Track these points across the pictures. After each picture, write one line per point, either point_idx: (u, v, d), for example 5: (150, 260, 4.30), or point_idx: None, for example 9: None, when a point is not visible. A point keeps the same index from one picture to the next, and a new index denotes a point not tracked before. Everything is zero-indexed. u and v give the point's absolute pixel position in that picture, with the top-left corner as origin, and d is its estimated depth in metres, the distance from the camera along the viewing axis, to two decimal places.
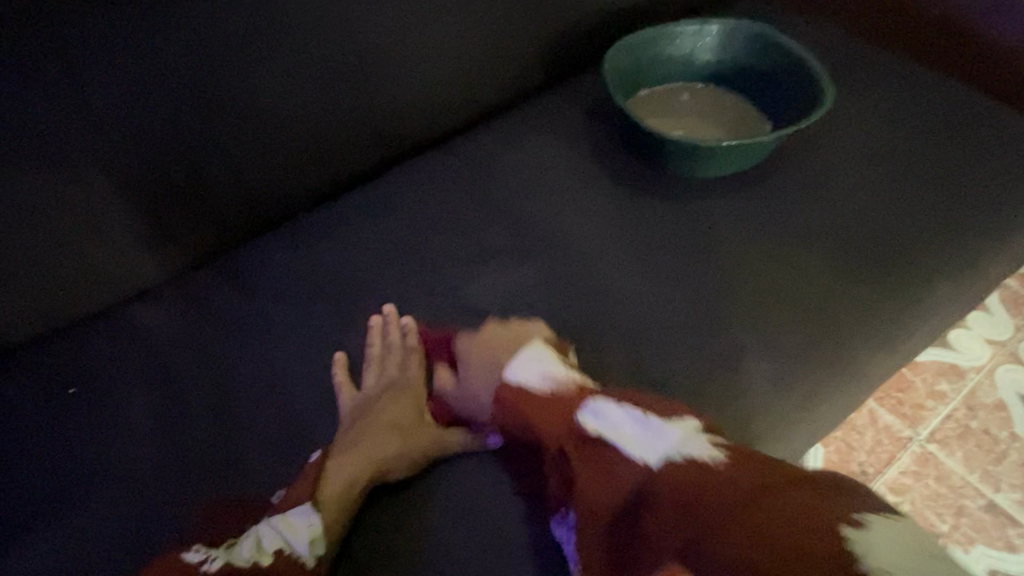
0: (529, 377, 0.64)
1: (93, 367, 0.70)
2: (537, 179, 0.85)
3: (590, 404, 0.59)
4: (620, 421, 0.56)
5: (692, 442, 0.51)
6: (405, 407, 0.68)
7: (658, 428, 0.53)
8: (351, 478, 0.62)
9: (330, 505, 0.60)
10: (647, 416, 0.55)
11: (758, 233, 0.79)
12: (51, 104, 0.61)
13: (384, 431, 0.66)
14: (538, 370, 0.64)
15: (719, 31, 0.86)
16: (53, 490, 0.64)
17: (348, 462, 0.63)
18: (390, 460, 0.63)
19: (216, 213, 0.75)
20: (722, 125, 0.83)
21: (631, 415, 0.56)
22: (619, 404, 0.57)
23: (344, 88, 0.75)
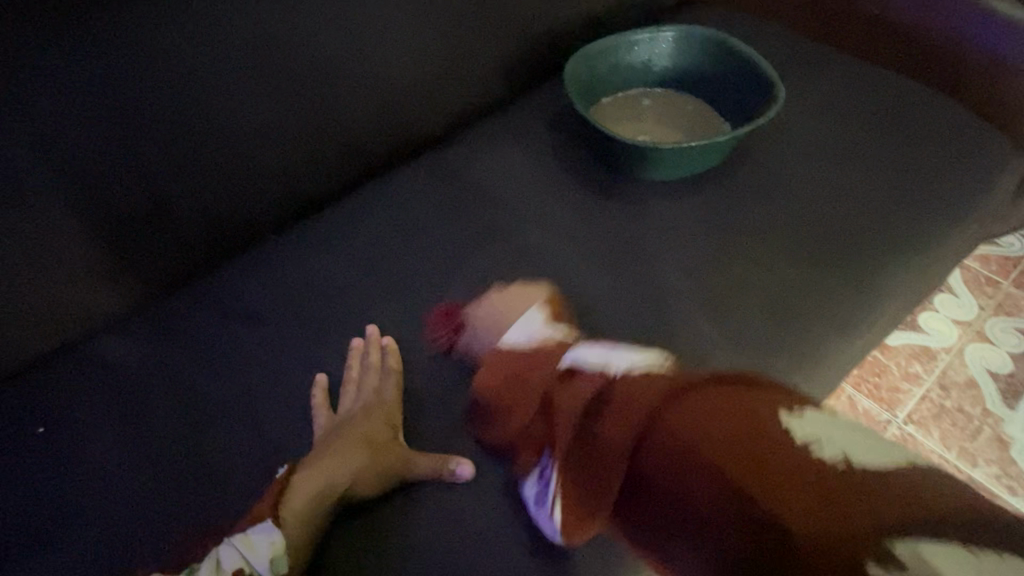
0: (516, 339, 0.70)
1: (63, 403, 0.69)
2: (506, 187, 0.86)
3: (572, 350, 0.66)
4: (601, 356, 0.64)
5: (640, 359, 0.63)
6: (378, 423, 0.66)
7: (618, 351, 0.64)
8: (314, 497, 0.60)
9: (295, 520, 0.59)
10: (614, 347, 0.65)
11: (723, 233, 0.80)
12: (5, 130, 0.60)
13: (352, 446, 0.64)
14: (523, 331, 0.70)
15: (675, 36, 0.87)
16: (21, 531, 0.62)
17: (311, 479, 0.62)
18: (358, 476, 0.62)
19: (182, 239, 0.74)
20: (681, 127, 0.85)
21: (599, 348, 0.66)
22: (594, 346, 0.66)
23: (307, 107, 0.76)
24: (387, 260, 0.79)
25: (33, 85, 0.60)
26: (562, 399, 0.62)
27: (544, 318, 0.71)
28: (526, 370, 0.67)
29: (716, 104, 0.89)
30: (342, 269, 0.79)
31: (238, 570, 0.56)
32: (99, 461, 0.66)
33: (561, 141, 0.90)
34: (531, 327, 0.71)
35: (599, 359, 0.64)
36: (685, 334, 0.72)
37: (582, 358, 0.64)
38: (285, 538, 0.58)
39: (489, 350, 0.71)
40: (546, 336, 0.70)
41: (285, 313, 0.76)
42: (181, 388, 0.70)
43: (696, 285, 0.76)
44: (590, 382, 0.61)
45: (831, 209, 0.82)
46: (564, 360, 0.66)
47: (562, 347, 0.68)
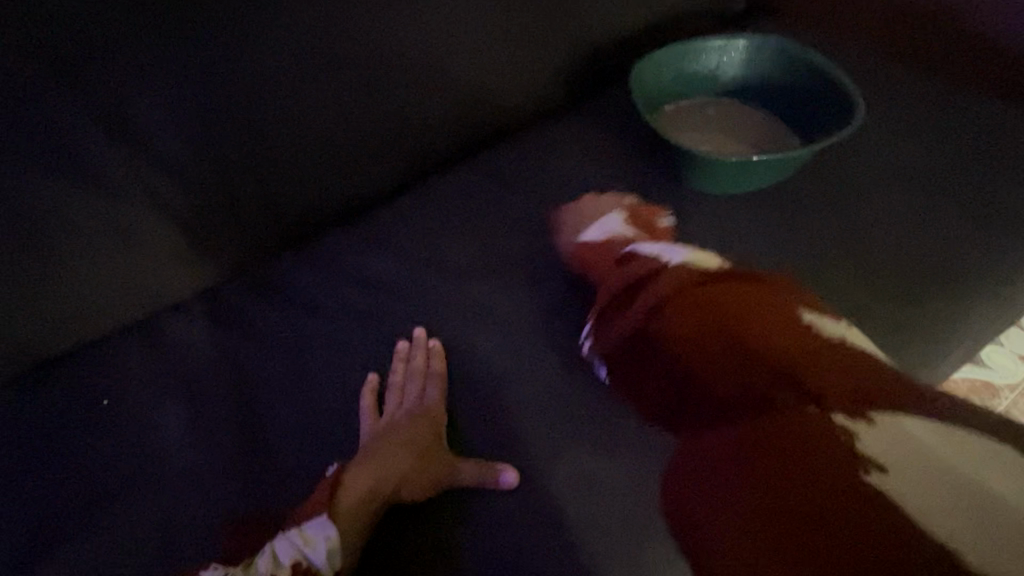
0: (592, 233, 0.77)
1: (128, 378, 0.72)
2: (563, 192, 0.85)
3: (633, 248, 0.71)
4: (658, 249, 0.68)
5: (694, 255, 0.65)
6: (426, 427, 0.66)
7: (673, 246, 0.68)
8: (365, 496, 0.61)
9: (347, 519, 0.59)
10: (673, 244, 0.68)
11: (788, 253, 0.77)
12: (95, 116, 0.64)
13: (402, 449, 0.64)
14: (600, 228, 0.77)
15: (746, 46, 0.84)
16: (85, 501, 0.64)
17: (360, 479, 0.62)
18: (407, 479, 0.62)
19: (245, 227, 0.76)
20: (748, 140, 0.82)
21: (653, 244, 0.69)
22: (651, 245, 0.70)
23: (372, 102, 0.76)
24: (441, 258, 0.79)
25: (108, 73, 0.63)
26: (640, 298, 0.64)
27: (621, 220, 0.77)
28: (594, 253, 0.75)
29: (785, 118, 0.85)
30: (396, 264, 0.79)
31: (295, 562, 0.57)
32: (159, 439, 0.68)
33: (621, 149, 0.88)
34: (610, 225, 0.77)
35: (658, 250, 0.68)
36: None
37: (643, 250, 0.69)
38: (338, 536, 0.58)
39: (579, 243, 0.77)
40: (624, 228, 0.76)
41: (339, 305, 0.76)
42: (237, 376, 0.72)
43: None
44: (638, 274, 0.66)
45: (903, 234, 0.78)
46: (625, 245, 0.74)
47: (624, 240, 0.75)
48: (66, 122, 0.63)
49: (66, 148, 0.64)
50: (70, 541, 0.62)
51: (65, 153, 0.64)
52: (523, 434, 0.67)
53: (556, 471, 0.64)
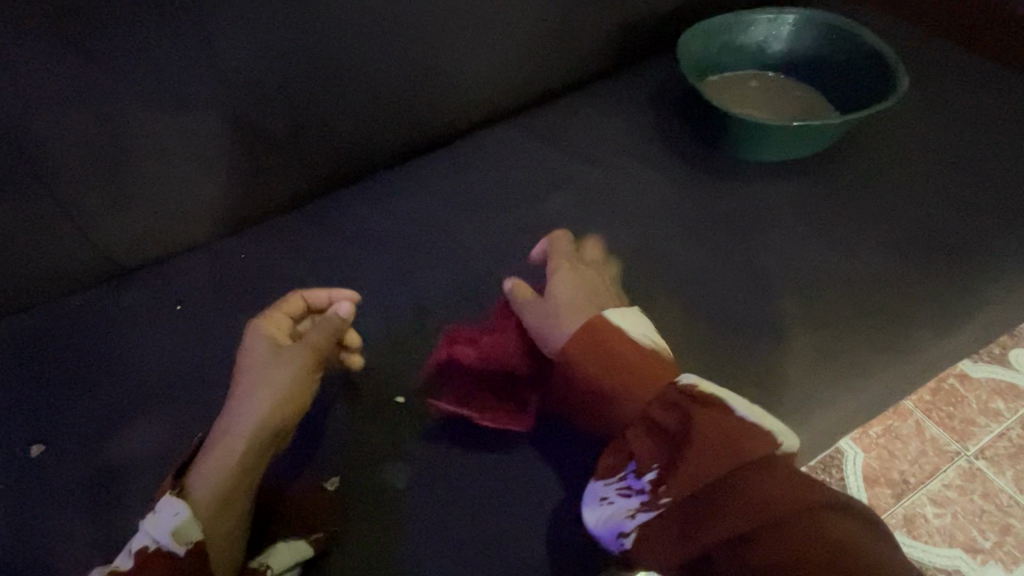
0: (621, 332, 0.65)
1: (192, 286, 0.77)
2: (605, 152, 0.88)
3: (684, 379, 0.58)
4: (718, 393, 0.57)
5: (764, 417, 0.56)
6: (260, 359, 0.63)
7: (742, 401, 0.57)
8: (220, 458, 0.57)
9: (199, 495, 0.55)
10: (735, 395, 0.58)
11: (820, 223, 0.79)
12: (173, 34, 0.66)
13: (245, 394, 0.61)
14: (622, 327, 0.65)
15: (796, 20, 0.86)
16: (148, 392, 0.70)
17: (214, 443, 0.58)
18: (253, 411, 0.60)
19: (306, 160, 0.81)
20: (789, 112, 0.84)
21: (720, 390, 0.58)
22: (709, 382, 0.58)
23: (432, 50, 0.80)
24: (485, 203, 0.84)
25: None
26: (643, 374, 0.61)
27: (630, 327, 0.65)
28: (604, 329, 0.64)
29: (827, 92, 0.87)
30: (442, 207, 0.84)
31: (142, 548, 0.52)
32: (216, 343, 0.73)
33: (665, 115, 0.91)
34: (636, 330, 0.65)
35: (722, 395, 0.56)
36: (768, 312, 0.73)
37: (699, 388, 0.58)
38: (189, 510, 0.53)
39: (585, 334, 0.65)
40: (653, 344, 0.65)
41: (387, 239, 0.81)
42: (290, 296, 0.77)
43: (787, 268, 0.76)
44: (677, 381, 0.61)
45: (938, 213, 0.80)
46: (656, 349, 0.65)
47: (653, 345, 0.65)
48: (143, 37, 0.65)
49: (142, 63, 0.66)
50: (137, 430, 0.67)
51: (141, 69, 0.66)
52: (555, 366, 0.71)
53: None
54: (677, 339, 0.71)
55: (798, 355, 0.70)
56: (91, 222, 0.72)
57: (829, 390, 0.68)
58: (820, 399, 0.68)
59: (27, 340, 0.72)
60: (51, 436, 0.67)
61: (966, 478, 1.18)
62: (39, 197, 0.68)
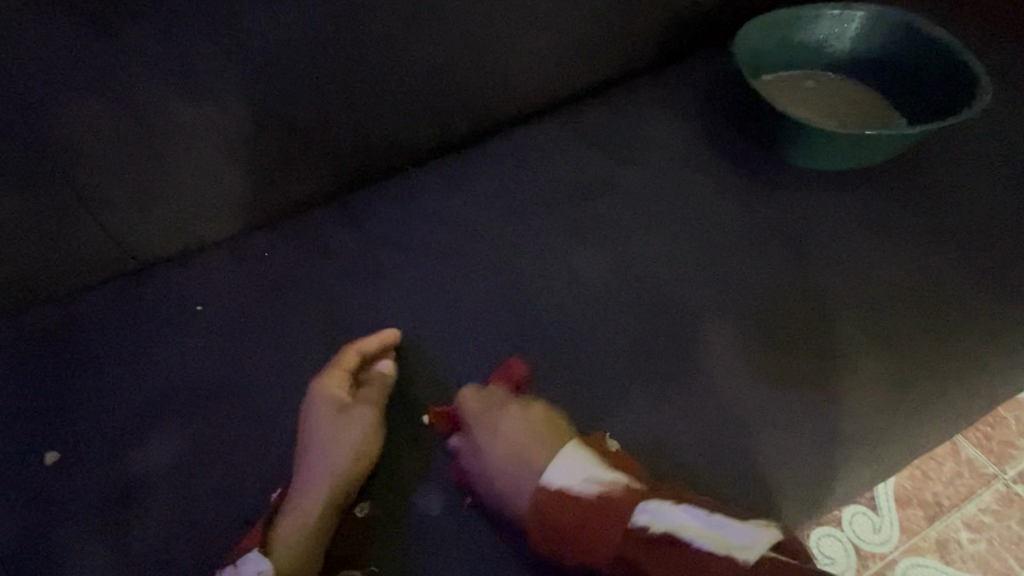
0: (571, 481, 0.60)
1: (217, 286, 0.74)
2: (651, 157, 0.83)
3: (642, 506, 0.56)
4: (683, 520, 0.55)
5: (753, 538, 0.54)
6: (337, 412, 0.64)
7: (716, 521, 0.55)
8: (307, 517, 0.58)
9: (285, 550, 0.57)
10: (711, 514, 0.55)
11: (874, 245, 0.77)
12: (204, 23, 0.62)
13: (329, 448, 0.62)
14: (579, 474, 0.60)
15: (864, 16, 0.80)
16: (171, 399, 0.67)
17: (297, 498, 0.59)
18: (333, 469, 0.61)
19: (336, 155, 0.77)
20: (852, 117, 0.79)
21: (690, 515, 0.55)
22: (676, 504, 0.56)
23: (473, 43, 0.76)
24: (523, 207, 0.80)
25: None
26: (594, 524, 0.57)
27: (591, 461, 0.60)
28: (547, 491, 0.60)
29: (890, 97, 0.81)
30: (478, 209, 0.80)
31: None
32: (242, 349, 0.70)
33: (714, 119, 0.86)
34: (575, 475, 0.60)
35: (693, 527, 0.55)
36: (819, 336, 0.71)
37: (661, 520, 0.55)
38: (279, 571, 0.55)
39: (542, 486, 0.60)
40: (605, 481, 0.59)
41: (421, 242, 0.78)
42: (319, 300, 0.73)
43: (839, 292, 0.74)
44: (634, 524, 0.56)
45: (993, 239, 0.78)
46: (608, 482, 0.59)
47: (597, 478, 0.59)
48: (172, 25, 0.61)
49: (170, 52, 0.62)
50: (160, 439, 0.64)
51: (169, 58, 0.62)
52: (595, 386, 0.68)
53: (625, 425, 0.66)
54: (726, 362, 0.69)
55: (850, 383, 0.69)
56: (115, 218, 0.68)
57: (880, 421, 0.68)
58: (872, 429, 0.67)
59: (41, 339, 0.69)
60: (67, 443, 0.64)
61: (1003, 502, 1.13)
62: (60, 190, 0.64)
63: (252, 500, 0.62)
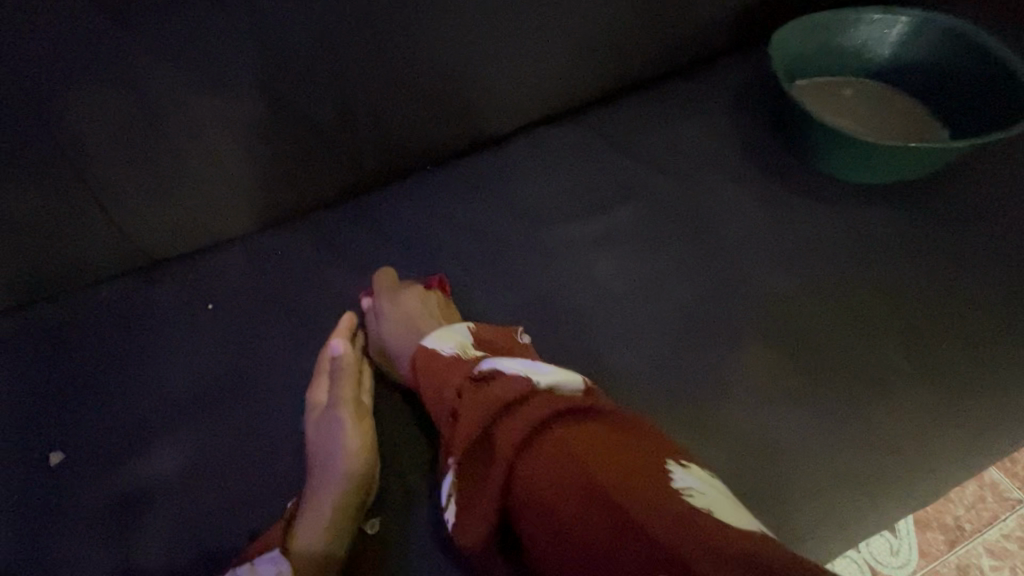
0: (444, 346, 0.62)
1: (227, 285, 0.71)
2: (679, 163, 0.80)
3: (487, 360, 0.57)
4: (522, 366, 0.54)
5: (563, 379, 0.53)
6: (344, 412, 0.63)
7: (538, 365, 0.55)
8: (329, 524, 0.57)
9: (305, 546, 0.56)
10: (536, 359, 0.56)
11: (915, 263, 0.73)
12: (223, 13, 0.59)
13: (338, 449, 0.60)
14: (450, 342, 0.62)
15: (909, 23, 0.76)
16: (177, 402, 0.65)
17: (315, 505, 0.57)
18: (332, 461, 0.59)
19: (353, 153, 0.74)
20: (893, 128, 0.75)
21: (518, 359, 0.55)
22: (515, 356, 0.56)
23: (498, 40, 0.73)
24: (543, 212, 0.77)
25: None
26: (465, 407, 0.52)
27: (460, 337, 0.63)
28: (440, 374, 0.59)
29: (933, 108, 0.78)
30: (497, 212, 0.77)
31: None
32: (252, 352, 0.68)
33: (745, 126, 0.83)
34: (446, 343, 0.62)
35: (522, 369, 0.54)
36: (856, 358, 0.67)
37: (502, 367, 0.55)
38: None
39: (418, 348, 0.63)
40: (467, 348, 0.61)
41: (437, 246, 0.75)
42: (331, 303, 0.71)
43: (880, 311, 0.70)
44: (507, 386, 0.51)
45: None
46: (485, 364, 0.57)
47: (475, 359, 0.59)
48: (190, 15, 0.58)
49: (186, 44, 0.59)
50: (165, 444, 0.62)
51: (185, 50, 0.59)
52: (618, 401, 0.65)
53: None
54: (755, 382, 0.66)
55: (892, 409, 0.65)
56: (125, 213, 0.66)
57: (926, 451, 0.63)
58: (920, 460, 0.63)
59: (47, 337, 0.67)
60: (73, 445, 0.62)
61: None
62: (71, 183, 0.62)
63: (257, 511, 0.59)
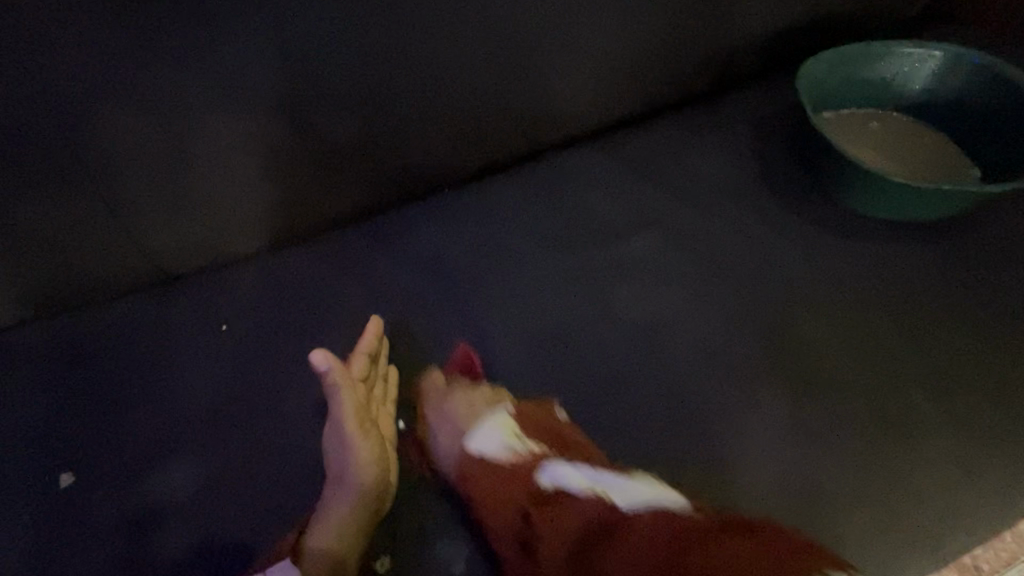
0: (489, 447, 0.60)
1: (243, 304, 0.71)
2: (701, 191, 0.79)
3: (548, 466, 0.58)
4: (577, 477, 0.56)
5: (649, 492, 0.54)
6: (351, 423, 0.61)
7: (606, 475, 0.56)
8: (339, 539, 0.57)
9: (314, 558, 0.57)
10: (599, 470, 0.56)
11: (942, 303, 0.71)
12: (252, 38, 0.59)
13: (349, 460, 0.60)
14: (498, 439, 0.61)
15: (942, 57, 0.75)
16: (190, 423, 0.64)
17: (325, 519, 0.58)
18: (341, 474, 0.59)
19: (374, 174, 0.74)
20: (923, 163, 0.74)
21: (585, 470, 0.57)
22: (574, 463, 0.58)
23: (524, 65, 0.72)
24: (564, 237, 0.76)
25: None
26: (544, 534, 0.53)
27: (508, 426, 0.61)
28: (500, 482, 0.58)
29: (964, 144, 0.76)
30: (516, 237, 0.76)
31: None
32: (266, 373, 0.67)
33: (770, 155, 0.82)
34: (493, 439, 0.61)
35: (590, 484, 0.55)
36: (884, 402, 0.65)
37: (564, 480, 0.56)
38: None
39: (464, 452, 0.61)
40: (518, 449, 0.60)
41: (455, 270, 0.74)
42: (348, 325, 0.71)
43: (908, 354, 0.68)
44: (500, 522, 0.56)
45: None
46: (542, 476, 0.57)
47: (535, 457, 0.59)
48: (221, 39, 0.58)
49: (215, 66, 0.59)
50: (177, 465, 0.62)
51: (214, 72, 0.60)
52: (635, 437, 0.63)
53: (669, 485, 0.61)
54: (778, 422, 0.64)
55: (921, 457, 0.63)
56: (145, 228, 0.66)
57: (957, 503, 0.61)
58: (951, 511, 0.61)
59: (62, 350, 0.67)
60: (88, 459, 0.61)
61: None
62: (93, 196, 0.62)
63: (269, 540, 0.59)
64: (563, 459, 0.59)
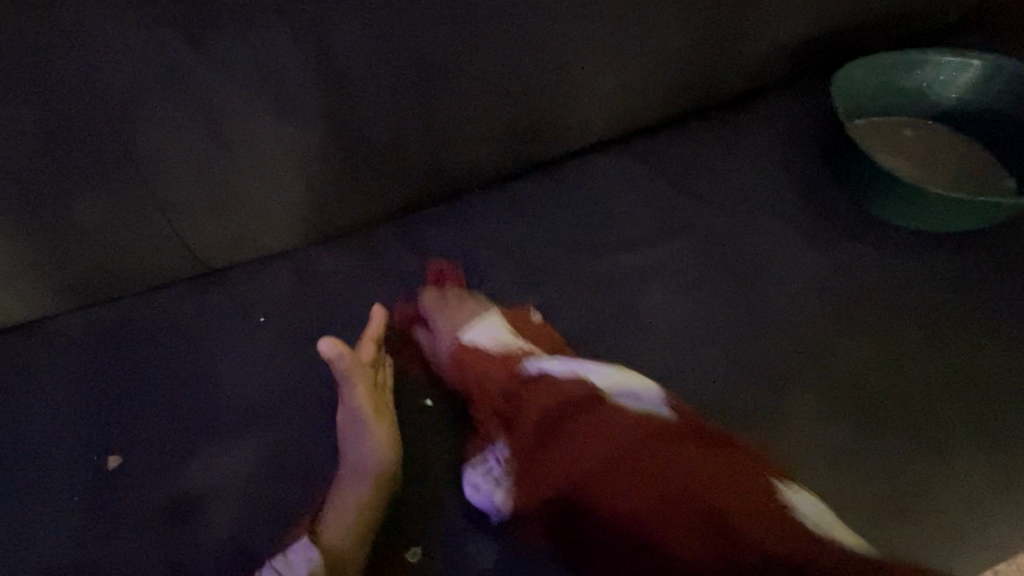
0: (481, 339, 0.69)
1: (276, 299, 0.73)
2: (727, 198, 0.80)
3: (531, 360, 0.67)
4: (567, 367, 0.65)
5: (628, 382, 0.64)
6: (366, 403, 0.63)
7: (583, 364, 0.65)
8: (351, 514, 0.59)
9: (332, 537, 0.58)
10: (579, 359, 0.66)
11: (969, 319, 0.71)
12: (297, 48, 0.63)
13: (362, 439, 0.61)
14: (490, 334, 0.69)
15: (979, 66, 0.75)
16: (225, 413, 0.66)
17: (340, 493, 0.60)
18: (354, 450, 0.61)
19: (405, 175, 0.75)
20: (955, 173, 0.74)
21: (563, 359, 0.66)
22: (556, 357, 0.67)
23: (556, 72, 0.74)
24: (589, 242, 0.77)
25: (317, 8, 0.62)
26: (522, 409, 0.64)
27: (501, 323, 0.70)
28: (485, 368, 0.67)
29: (999, 155, 0.76)
30: (543, 241, 0.77)
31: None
32: (298, 367, 0.69)
33: (798, 163, 0.82)
34: (487, 331, 0.69)
35: (568, 369, 0.65)
36: (906, 416, 0.66)
37: (552, 369, 0.65)
38: (326, 559, 0.57)
39: (455, 343, 0.69)
40: (512, 343, 0.69)
41: (483, 272, 0.76)
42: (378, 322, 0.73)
43: (935, 368, 0.68)
44: (570, 390, 0.64)
45: None
46: (529, 365, 0.66)
47: (519, 355, 0.68)
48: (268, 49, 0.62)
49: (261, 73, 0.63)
50: (212, 453, 0.64)
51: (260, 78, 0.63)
52: None
53: None
54: (800, 431, 0.65)
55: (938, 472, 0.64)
56: (185, 224, 0.68)
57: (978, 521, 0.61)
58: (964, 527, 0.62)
59: (105, 339, 0.70)
60: (129, 444, 0.64)
61: None
62: (139, 193, 0.65)
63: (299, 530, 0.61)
64: (542, 355, 0.68)
